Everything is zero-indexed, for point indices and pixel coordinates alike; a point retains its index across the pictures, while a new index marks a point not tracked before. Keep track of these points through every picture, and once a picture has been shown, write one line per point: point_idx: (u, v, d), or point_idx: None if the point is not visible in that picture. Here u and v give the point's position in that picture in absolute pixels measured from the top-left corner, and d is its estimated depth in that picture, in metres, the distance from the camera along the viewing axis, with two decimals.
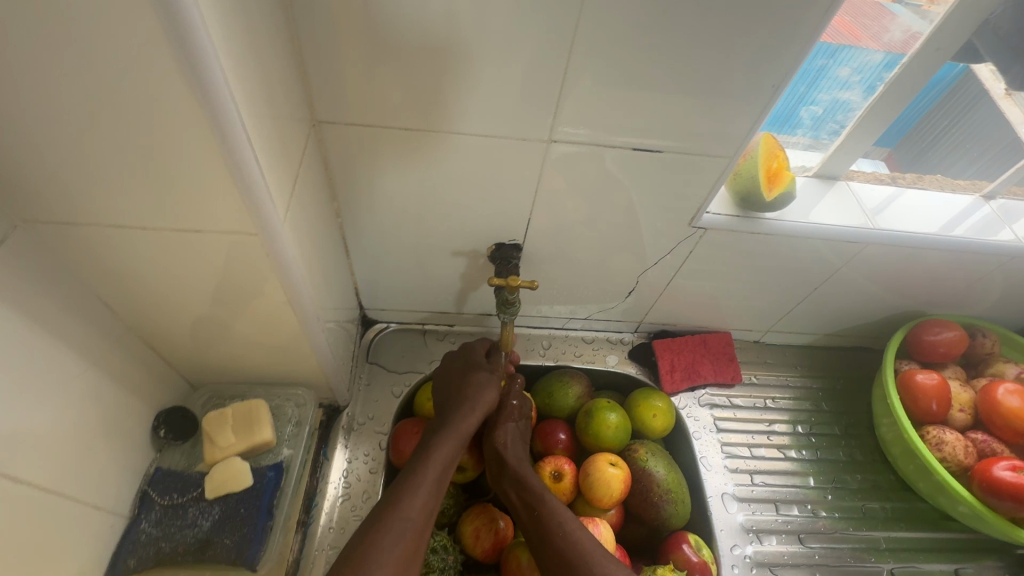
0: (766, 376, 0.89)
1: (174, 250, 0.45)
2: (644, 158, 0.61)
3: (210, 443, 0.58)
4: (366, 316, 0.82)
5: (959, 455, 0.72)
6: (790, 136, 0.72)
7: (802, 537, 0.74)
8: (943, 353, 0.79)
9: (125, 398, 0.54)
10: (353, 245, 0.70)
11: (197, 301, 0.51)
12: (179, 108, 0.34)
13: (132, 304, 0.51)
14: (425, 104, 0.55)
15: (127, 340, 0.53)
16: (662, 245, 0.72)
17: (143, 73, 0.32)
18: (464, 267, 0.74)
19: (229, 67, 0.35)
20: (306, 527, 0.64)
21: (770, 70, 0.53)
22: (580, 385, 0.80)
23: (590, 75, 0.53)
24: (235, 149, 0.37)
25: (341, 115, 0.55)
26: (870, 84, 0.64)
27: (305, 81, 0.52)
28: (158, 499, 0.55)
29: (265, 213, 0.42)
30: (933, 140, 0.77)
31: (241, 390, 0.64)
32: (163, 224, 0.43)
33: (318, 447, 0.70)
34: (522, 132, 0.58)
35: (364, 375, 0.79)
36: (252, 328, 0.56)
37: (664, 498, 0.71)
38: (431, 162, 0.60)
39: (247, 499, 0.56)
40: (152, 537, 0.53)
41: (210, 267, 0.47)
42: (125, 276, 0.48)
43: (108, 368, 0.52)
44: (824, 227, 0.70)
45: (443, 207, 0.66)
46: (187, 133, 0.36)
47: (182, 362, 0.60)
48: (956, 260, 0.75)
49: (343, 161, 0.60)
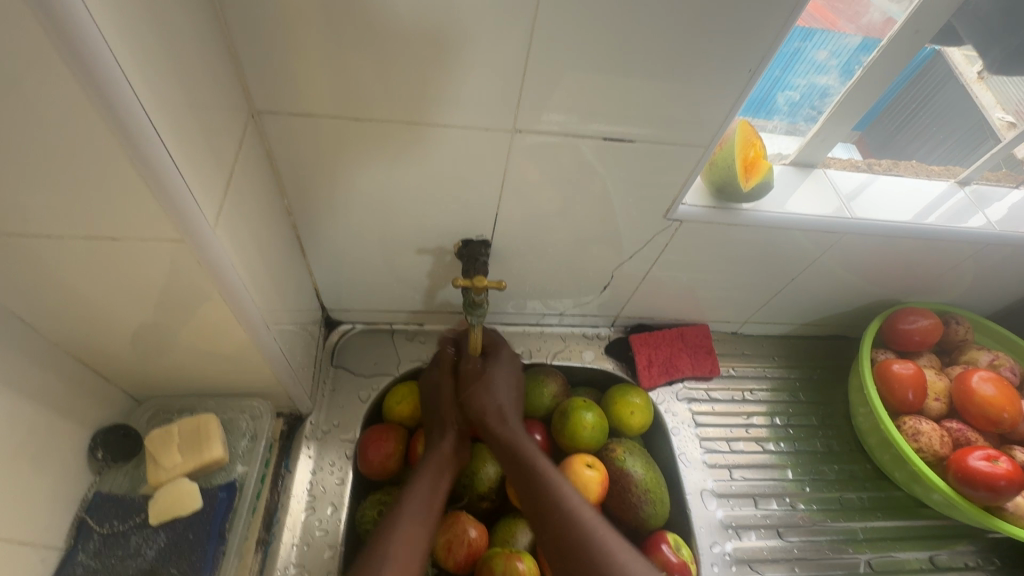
0: (743, 368, 0.87)
1: (92, 260, 0.41)
2: (615, 149, 0.58)
3: (155, 464, 0.55)
4: (329, 317, 0.78)
5: (934, 444, 0.72)
6: (767, 123, 0.69)
7: (781, 531, 0.74)
8: (918, 342, 0.79)
9: (52, 420, 0.49)
10: (310, 244, 0.66)
11: (128, 313, 0.47)
12: (71, 104, 0.30)
13: (52, 319, 0.46)
14: (378, 92, 0.50)
15: (50, 358, 0.49)
16: (637, 238, 0.70)
17: (20, 63, 0.28)
18: (430, 264, 0.70)
19: (124, 53, 0.31)
20: (267, 546, 0.61)
21: (744, 55, 0.50)
22: (555, 382, 0.77)
23: (555, 61, 0.49)
24: (146, 147, 0.33)
25: (284, 105, 0.50)
26: (847, 68, 0.62)
27: (241, 68, 0.47)
28: (96, 528, 0.51)
29: (192, 216, 0.39)
30: (905, 119, 0.74)
31: (190, 403, 0.60)
32: (74, 232, 0.38)
33: (278, 460, 0.67)
34: (484, 122, 0.54)
35: (328, 380, 0.75)
36: (195, 340, 0.52)
37: (643, 498, 0.69)
38: (389, 155, 0.56)
39: (196, 524, 0.53)
40: (89, 570, 0.49)
41: (136, 277, 0.43)
42: (38, 289, 0.43)
43: (30, 389, 0.47)
44: (800, 218, 0.68)
45: (404, 203, 0.62)
46: (88, 135, 0.32)
47: (121, 376, 0.55)
48: (932, 248, 0.74)
49: (291, 155, 0.55)
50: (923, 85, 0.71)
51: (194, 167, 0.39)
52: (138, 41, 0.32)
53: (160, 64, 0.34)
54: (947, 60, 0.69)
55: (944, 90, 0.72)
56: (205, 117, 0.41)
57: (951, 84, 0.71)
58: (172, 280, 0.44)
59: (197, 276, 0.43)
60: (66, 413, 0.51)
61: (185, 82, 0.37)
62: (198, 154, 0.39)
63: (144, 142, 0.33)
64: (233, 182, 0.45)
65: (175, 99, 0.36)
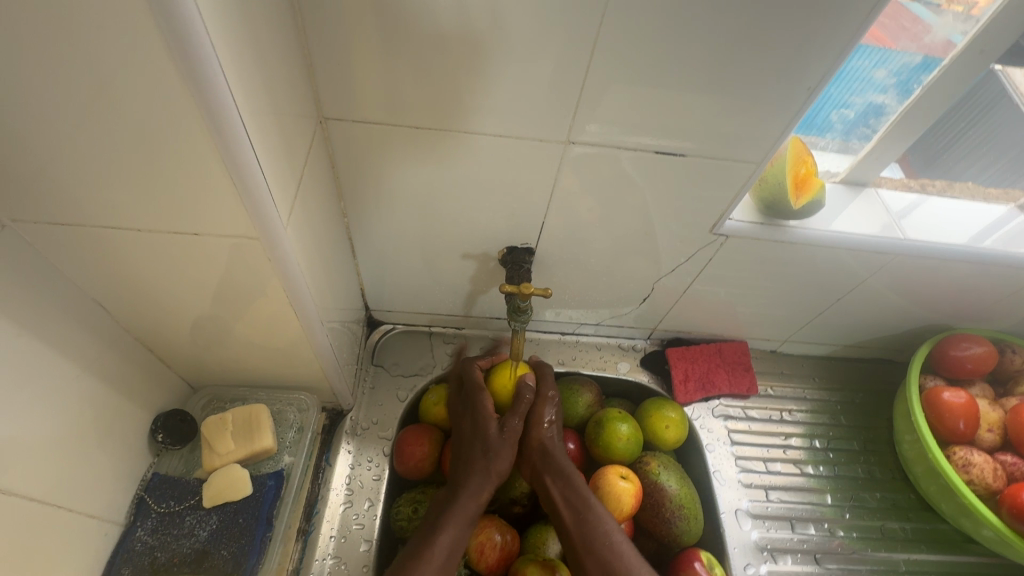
0: (782, 388, 0.86)
1: (169, 253, 0.44)
2: (664, 162, 0.58)
3: (209, 449, 0.57)
4: (372, 317, 0.80)
5: (986, 478, 0.69)
6: (818, 140, 0.69)
7: (818, 557, 0.72)
8: (971, 369, 0.76)
9: (120, 401, 0.53)
10: (360, 246, 0.68)
11: (196, 304, 0.50)
12: (178, 109, 0.33)
13: (128, 306, 0.49)
14: (438, 102, 0.52)
15: (122, 343, 0.52)
16: (680, 251, 0.70)
17: (139, 73, 0.31)
18: (473, 270, 0.72)
19: (229, 65, 0.33)
20: (306, 536, 0.63)
21: (805, 70, 0.50)
22: (590, 392, 0.77)
23: (613, 74, 0.50)
24: (236, 150, 0.36)
25: (350, 111, 0.53)
26: (905, 88, 0.61)
27: (313, 76, 0.50)
28: (154, 506, 0.54)
29: (268, 215, 0.41)
30: (954, 138, 0.70)
31: (242, 393, 0.63)
32: (158, 227, 0.41)
33: (320, 452, 0.69)
34: (537, 133, 0.55)
35: (368, 378, 0.77)
36: (254, 332, 0.54)
37: (676, 514, 0.68)
38: (443, 161, 0.58)
39: (245, 508, 0.55)
40: (147, 546, 0.52)
41: (207, 270, 0.46)
42: (117, 277, 0.46)
43: (103, 370, 0.50)
44: (850, 237, 0.66)
45: (452, 209, 0.63)
46: (186, 136, 0.34)
47: (182, 363, 0.58)
48: (988, 273, 0.71)
49: (350, 159, 0.57)
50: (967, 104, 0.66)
51: (275, 169, 0.41)
52: (238, 51, 0.34)
53: (252, 70, 0.37)
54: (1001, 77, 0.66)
55: (998, 110, 0.68)
56: (283, 122, 0.43)
57: (1006, 104, 0.67)
58: (239, 275, 0.46)
59: (263, 272, 0.46)
60: (132, 395, 0.54)
61: (269, 87, 0.40)
62: (277, 156, 0.42)
63: (237, 146, 0.36)
64: (301, 184, 0.48)
65: (262, 103, 0.38)
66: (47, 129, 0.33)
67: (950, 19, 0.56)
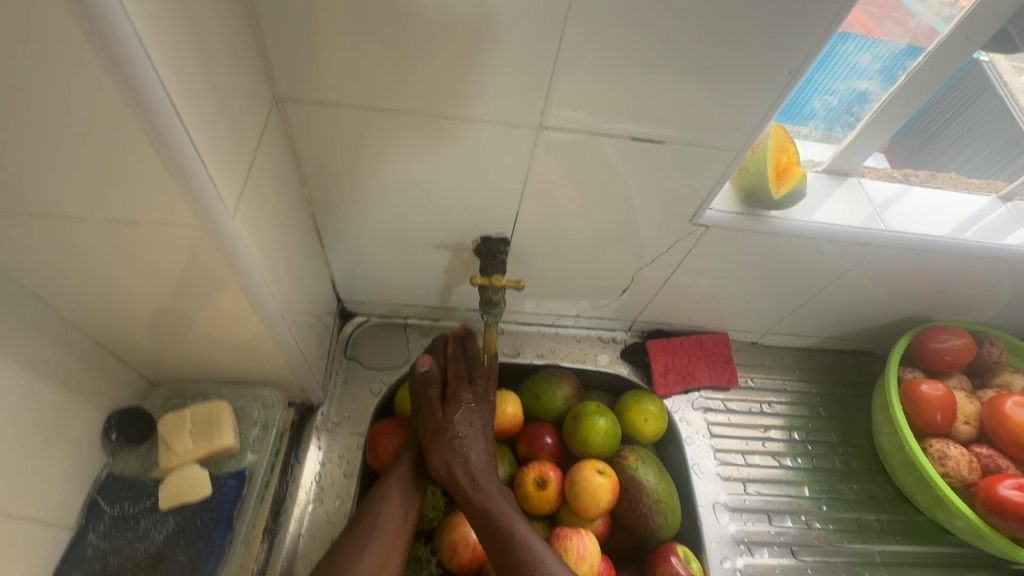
0: (762, 380, 0.85)
1: (109, 244, 0.41)
2: (643, 150, 0.56)
3: (166, 448, 0.55)
4: (344, 309, 0.78)
5: (962, 470, 0.69)
6: (801, 127, 0.67)
7: (795, 549, 0.72)
8: (949, 362, 0.76)
9: (68, 401, 0.50)
10: (328, 235, 0.65)
11: (144, 298, 0.47)
12: (95, 86, 0.30)
13: (71, 301, 0.46)
14: (403, 84, 0.49)
15: (68, 339, 0.49)
16: (660, 242, 0.68)
17: (48, 46, 0.28)
18: (448, 261, 0.70)
19: (149, 37, 0.30)
20: (273, 536, 0.60)
21: (786, 54, 0.48)
22: (568, 385, 0.76)
23: (587, 57, 0.48)
24: (167, 134, 0.33)
25: (310, 93, 0.50)
26: (890, 73, 0.59)
27: (268, 55, 0.47)
28: (107, 508, 0.52)
29: (211, 203, 0.38)
30: (934, 133, 0.70)
31: (204, 389, 0.60)
32: (94, 216, 0.38)
33: (289, 448, 0.65)
34: (510, 117, 0.53)
35: (340, 371, 0.75)
36: (211, 326, 0.51)
37: (654, 508, 0.67)
38: (413, 147, 0.55)
39: (204, 510, 0.53)
40: (99, 551, 0.50)
41: (153, 262, 0.43)
42: (55, 270, 0.43)
43: (47, 367, 0.47)
44: (832, 228, 0.65)
45: (423, 198, 0.61)
46: (110, 117, 0.31)
47: (138, 358, 0.56)
48: (968, 265, 0.71)
49: (312, 145, 0.54)
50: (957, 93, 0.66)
51: (215, 153, 0.38)
52: (164, 23, 0.31)
53: (185, 45, 0.34)
54: (987, 70, 0.65)
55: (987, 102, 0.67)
56: (229, 102, 0.40)
57: (990, 96, 0.67)
58: (190, 267, 0.44)
59: (214, 264, 0.43)
60: (83, 393, 0.51)
61: (209, 65, 0.37)
62: (220, 139, 0.39)
63: (165, 127, 0.33)
64: (255, 169, 0.45)
65: (199, 82, 0.35)
66: None
67: (932, 9, 0.55)
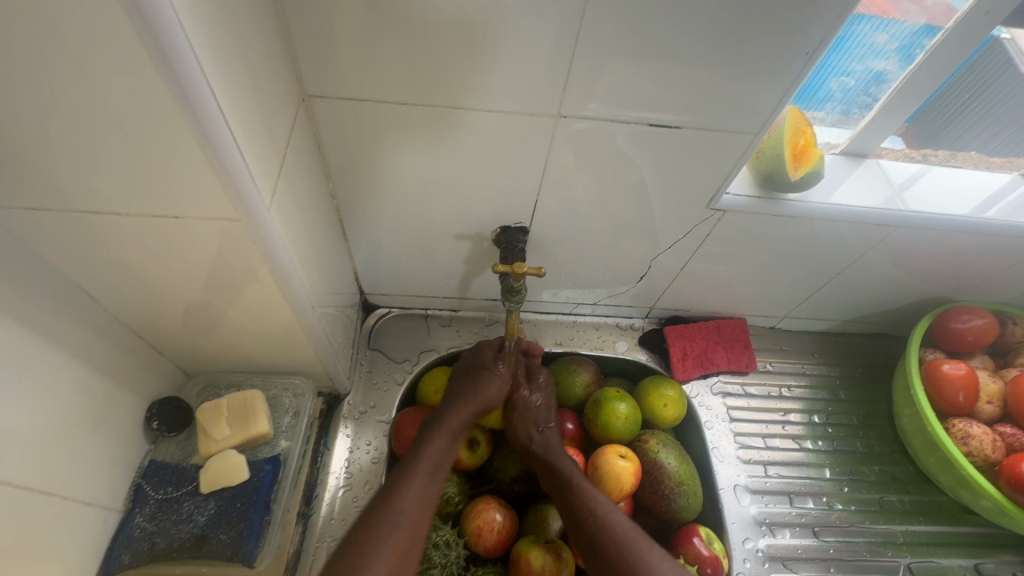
0: (781, 364, 0.85)
1: (152, 239, 0.43)
2: (659, 136, 0.57)
3: (205, 436, 0.57)
4: (367, 301, 0.80)
5: (985, 449, 0.69)
6: (818, 111, 0.67)
7: (817, 531, 0.72)
8: (971, 342, 0.76)
9: (112, 391, 0.52)
10: (351, 229, 0.67)
11: (184, 290, 0.49)
12: (146, 87, 0.31)
13: (114, 295, 0.48)
14: (422, 75, 0.50)
15: (111, 332, 0.51)
16: (677, 227, 0.68)
17: (103, 49, 0.30)
18: (468, 251, 0.71)
19: (196, 38, 0.32)
20: (307, 519, 0.63)
21: (803, 35, 0.48)
22: (588, 372, 0.77)
23: (602, 46, 0.48)
24: (209, 127, 0.34)
25: (334, 89, 0.51)
26: (908, 51, 0.59)
27: (293, 51, 0.48)
28: (152, 493, 0.54)
29: (250, 198, 0.40)
30: (950, 111, 0.68)
31: (236, 379, 0.63)
32: (138, 211, 0.40)
33: (318, 436, 0.68)
34: (527, 107, 0.54)
35: (364, 362, 0.77)
36: (245, 318, 0.53)
37: (676, 490, 0.68)
38: (436, 140, 0.56)
39: (243, 494, 0.55)
40: (146, 532, 0.53)
41: (192, 256, 0.45)
42: (99, 266, 0.45)
43: (92, 359, 0.49)
44: (850, 210, 0.65)
45: (443, 191, 0.62)
46: (159, 115, 0.33)
47: (174, 350, 0.58)
48: (990, 244, 0.70)
49: (336, 140, 0.56)
50: (974, 72, 0.64)
51: (253, 150, 0.40)
52: (207, 26, 0.33)
53: (223, 45, 0.35)
54: (1008, 46, 0.63)
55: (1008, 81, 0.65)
56: (262, 101, 0.42)
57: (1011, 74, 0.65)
58: (228, 262, 0.46)
59: (248, 256, 0.45)
60: (125, 384, 0.54)
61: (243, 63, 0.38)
62: (256, 136, 0.40)
63: (209, 124, 0.34)
64: (285, 165, 0.46)
65: (237, 80, 0.37)
66: (12, 112, 0.32)
67: None
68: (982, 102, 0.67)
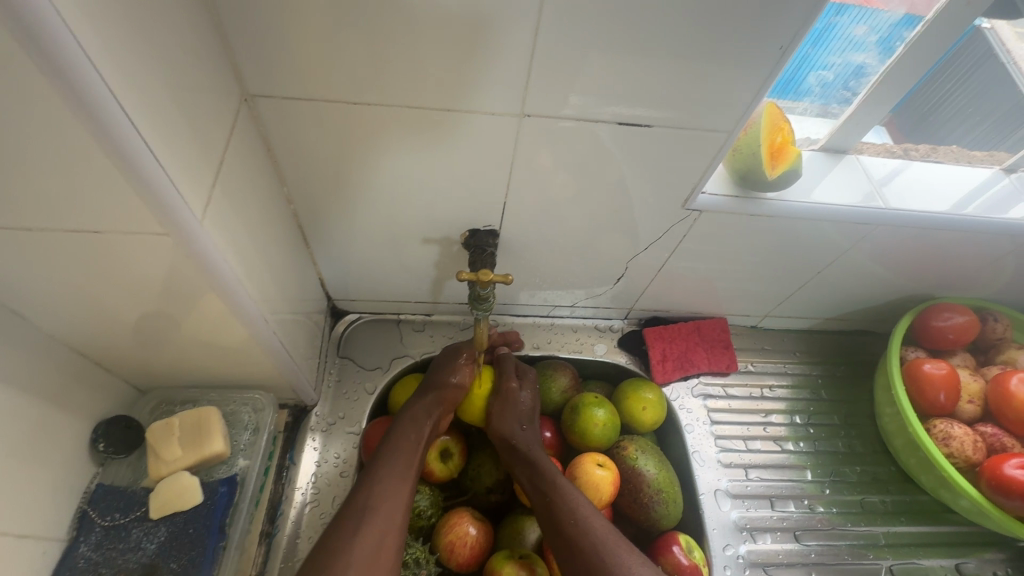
0: (762, 364, 0.84)
1: (77, 255, 0.39)
2: (630, 134, 0.54)
3: (156, 457, 0.54)
4: (336, 307, 0.77)
5: (967, 450, 0.68)
6: (795, 104, 0.64)
7: (798, 534, 0.71)
8: (953, 339, 0.75)
9: (51, 414, 0.49)
10: (312, 234, 0.64)
11: (122, 307, 0.46)
12: (39, 91, 0.28)
13: (44, 314, 0.45)
14: (375, 73, 0.47)
15: (46, 352, 0.48)
16: (653, 228, 0.66)
17: None
18: (437, 254, 0.68)
19: (92, 37, 0.29)
20: (271, 538, 0.60)
21: (776, 27, 0.45)
22: (566, 376, 0.75)
23: (566, 41, 0.46)
24: (120, 135, 0.32)
25: (282, 88, 0.48)
26: (887, 44, 0.57)
27: (234, 48, 0.45)
28: (98, 520, 0.51)
29: (177, 209, 0.37)
30: (931, 101, 0.66)
31: (192, 395, 0.60)
32: (57, 226, 0.37)
33: (283, 451, 0.65)
34: (490, 106, 0.51)
35: (333, 370, 0.74)
36: (194, 333, 0.50)
37: (655, 498, 0.66)
38: (395, 141, 0.53)
39: (196, 518, 0.53)
40: (91, 563, 0.50)
41: (127, 272, 0.42)
42: (22, 285, 0.41)
43: (24, 382, 0.46)
44: (829, 208, 0.63)
45: (407, 194, 0.59)
46: (60, 124, 0.30)
47: (122, 367, 0.55)
48: (971, 241, 0.69)
49: (288, 142, 0.53)
50: (956, 62, 0.63)
51: (179, 157, 0.37)
52: (108, 23, 0.30)
53: (133, 43, 0.32)
54: (987, 36, 0.63)
55: (984, 71, 0.65)
56: (192, 103, 0.38)
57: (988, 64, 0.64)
58: (167, 276, 0.42)
59: (187, 269, 0.42)
60: (66, 406, 0.51)
61: (165, 61, 0.35)
62: (183, 141, 0.37)
63: (118, 131, 0.31)
64: (224, 171, 0.43)
65: (153, 82, 0.34)
66: None
67: None
68: (959, 92, 0.66)
